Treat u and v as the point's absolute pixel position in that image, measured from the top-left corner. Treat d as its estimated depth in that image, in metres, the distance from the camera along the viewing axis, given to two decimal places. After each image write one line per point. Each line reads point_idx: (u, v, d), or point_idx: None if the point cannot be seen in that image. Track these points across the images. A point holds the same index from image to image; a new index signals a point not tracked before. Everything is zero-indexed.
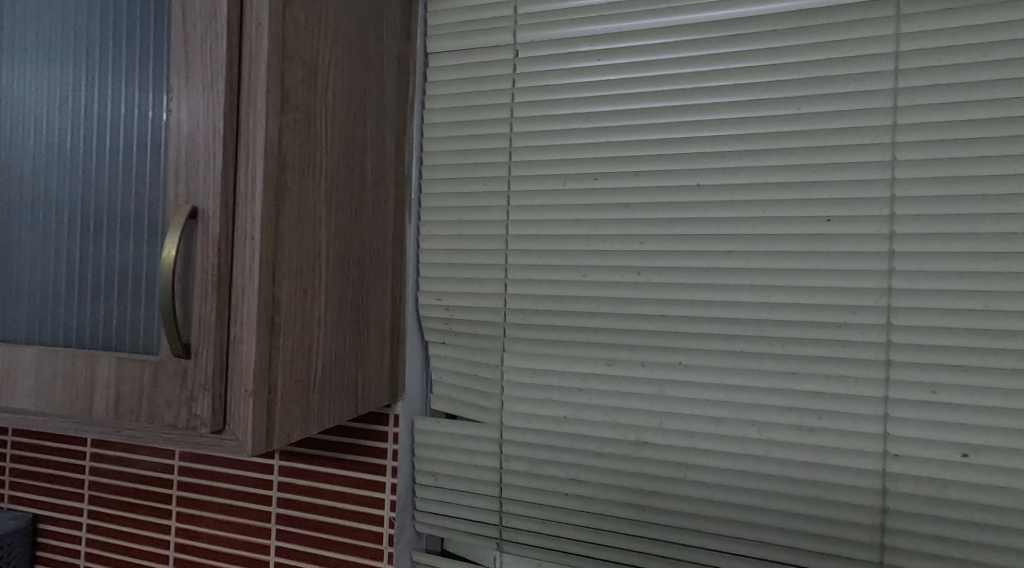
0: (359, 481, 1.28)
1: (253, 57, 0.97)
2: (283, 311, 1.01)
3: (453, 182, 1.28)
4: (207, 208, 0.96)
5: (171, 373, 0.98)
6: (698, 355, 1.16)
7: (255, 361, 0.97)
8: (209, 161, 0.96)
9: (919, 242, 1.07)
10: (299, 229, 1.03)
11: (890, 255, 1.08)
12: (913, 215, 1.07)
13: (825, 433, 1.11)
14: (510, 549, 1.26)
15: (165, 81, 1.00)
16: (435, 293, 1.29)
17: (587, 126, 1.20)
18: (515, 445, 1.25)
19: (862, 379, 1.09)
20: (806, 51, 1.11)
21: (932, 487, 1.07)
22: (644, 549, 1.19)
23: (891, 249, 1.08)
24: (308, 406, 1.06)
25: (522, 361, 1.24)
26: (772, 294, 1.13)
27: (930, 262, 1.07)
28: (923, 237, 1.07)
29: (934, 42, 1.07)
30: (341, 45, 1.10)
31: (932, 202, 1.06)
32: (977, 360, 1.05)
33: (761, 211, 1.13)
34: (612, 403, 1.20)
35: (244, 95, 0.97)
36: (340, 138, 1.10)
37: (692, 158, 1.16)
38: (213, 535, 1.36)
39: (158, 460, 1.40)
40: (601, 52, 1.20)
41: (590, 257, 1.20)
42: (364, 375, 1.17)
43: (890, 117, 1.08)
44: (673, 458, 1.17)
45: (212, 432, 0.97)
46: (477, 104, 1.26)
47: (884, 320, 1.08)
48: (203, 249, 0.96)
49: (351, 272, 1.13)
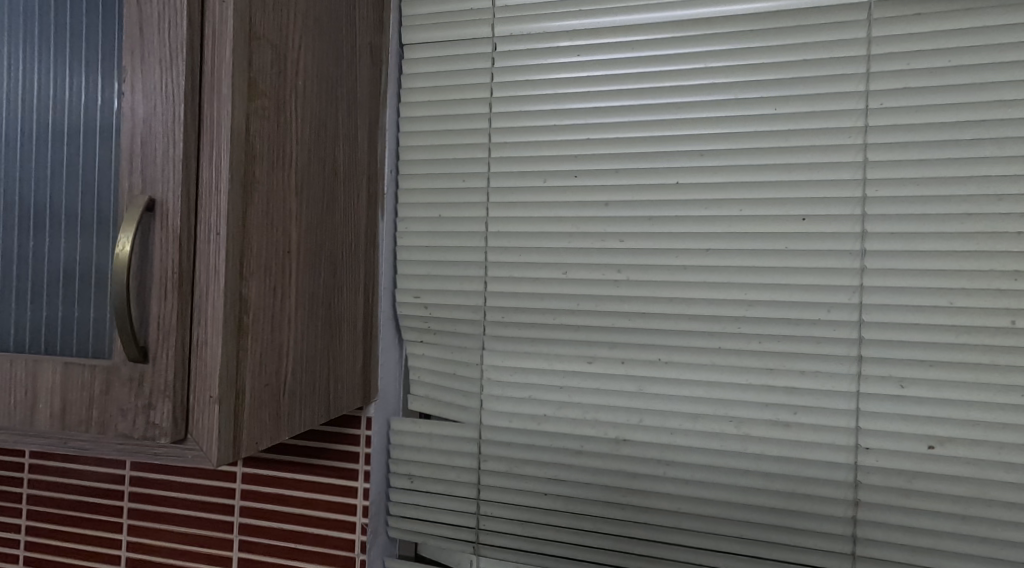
0: (328, 487, 1.23)
1: (217, 38, 0.91)
2: (251, 312, 0.95)
3: (427, 175, 1.22)
4: (166, 200, 0.90)
5: (126, 379, 0.91)
6: (678, 353, 1.11)
7: (222, 364, 0.91)
8: (168, 149, 0.90)
9: (893, 242, 1.03)
10: (268, 222, 0.97)
11: (862, 254, 1.04)
12: (890, 215, 1.03)
13: (802, 428, 1.07)
14: (487, 553, 1.21)
15: (116, 66, 0.93)
16: (411, 292, 1.23)
17: (564, 123, 1.15)
18: (492, 445, 1.20)
19: (837, 375, 1.05)
20: (789, 48, 1.07)
21: (923, 489, 1.03)
22: (625, 548, 1.14)
23: (863, 248, 1.04)
24: (278, 411, 1.00)
25: (500, 360, 1.19)
26: (751, 292, 1.08)
27: (910, 264, 1.03)
28: (895, 237, 1.03)
29: (918, 43, 1.03)
30: (312, 29, 1.04)
31: (910, 201, 1.03)
32: (963, 364, 1.01)
33: (737, 210, 1.09)
34: (593, 401, 1.15)
35: (207, 79, 0.91)
36: (311, 128, 1.04)
37: (672, 156, 1.11)
38: (170, 549, 1.30)
39: (106, 471, 1.32)
40: (582, 48, 1.15)
41: (570, 254, 1.15)
42: (336, 376, 1.12)
43: (861, 118, 1.04)
44: (655, 458, 1.12)
45: (173, 442, 0.91)
46: (453, 97, 1.21)
47: (857, 318, 1.04)
48: (162, 245, 0.90)
49: (323, 269, 1.07)
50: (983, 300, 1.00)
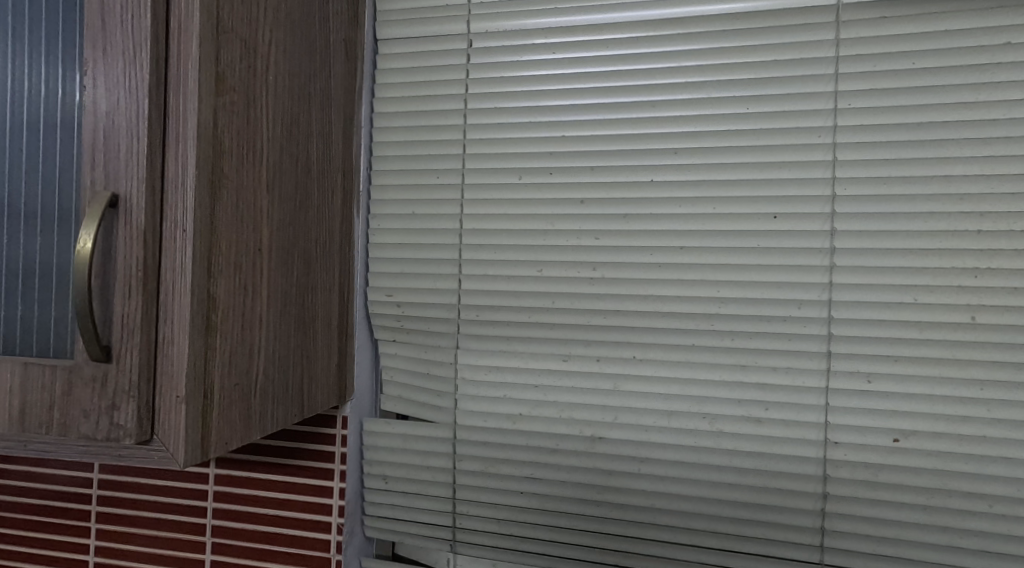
0: (302, 487, 1.21)
1: (183, 31, 0.89)
2: (220, 310, 0.94)
3: (400, 171, 1.20)
4: (130, 196, 0.88)
5: (88, 380, 0.90)
6: (652, 350, 1.10)
7: (189, 363, 0.90)
8: (132, 144, 0.88)
9: (862, 240, 1.03)
10: (237, 219, 0.95)
11: (832, 252, 1.04)
12: (859, 214, 1.03)
13: (773, 424, 1.07)
14: (463, 551, 1.20)
15: (77, 56, 0.91)
16: (384, 290, 1.21)
17: (539, 120, 1.14)
18: (467, 444, 1.18)
19: (807, 371, 1.05)
20: (761, 48, 1.07)
21: (895, 483, 1.03)
22: (602, 544, 1.14)
23: (833, 246, 1.04)
24: (248, 411, 0.98)
25: (475, 359, 1.18)
26: (724, 289, 1.08)
27: (880, 261, 1.03)
28: (866, 235, 1.03)
29: (892, 42, 1.03)
30: (283, 24, 1.02)
31: (881, 200, 1.03)
32: (937, 362, 1.01)
33: (710, 208, 1.08)
34: (568, 399, 1.14)
35: (172, 73, 0.89)
36: (284, 125, 1.03)
37: (647, 154, 1.10)
38: (139, 553, 1.27)
39: (73, 474, 1.30)
40: (557, 46, 1.14)
41: (545, 252, 1.14)
42: (310, 375, 1.10)
43: (830, 118, 1.04)
44: (631, 455, 1.12)
45: (138, 443, 0.90)
46: (428, 93, 1.19)
47: (827, 314, 1.04)
48: (126, 241, 0.89)
49: (295, 267, 1.06)
50: (955, 299, 1.01)
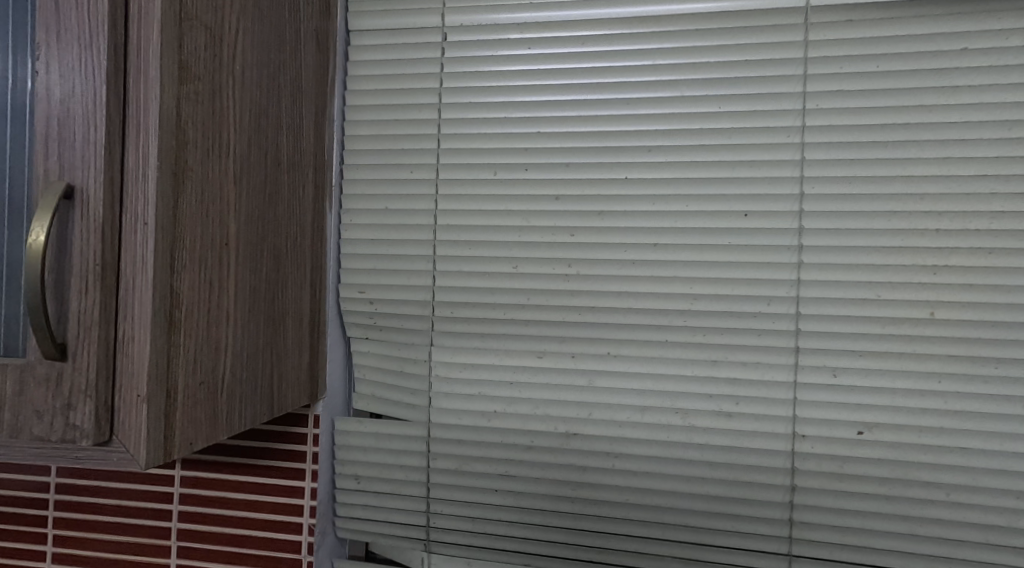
0: (272, 488, 1.19)
1: (143, 19, 0.86)
2: (184, 307, 0.91)
3: (371, 166, 1.17)
4: (86, 187, 0.85)
5: (41, 378, 0.86)
6: (627, 346, 1.09)
7: (150, 360, 0.87)
8: (88, 134, 0.85)
9: (829, 238, 1.02)
10: (202, 213, 0.93)
11: (798, 249, 1.03)
12: (826, 213, 1.02)
13: (743, 418, 1.06)
14: (437, 549, 1.18)
15: (29, 42, 0.88)
16: (357, 286, 1.19)
17: (514, 115, 1.12)
18: (440, 442, 1.16)
19: (775, 366, 1.04)
20: (734, 45, 1.05)
21: (870, 480, 1.02)
22: (576, 541, 1.12)
23: (800, 244, 1.03)
24: (214, 411, 0.96)
25: (449, 356, 1.15)
26: (696, 286, 1.06)
27: (845, 258, 1.02)
28: (832, 233, 1.02)
29: (868, 39, 1.02)
30: (251, 14, 0.99)
31: (848, 199, 1.02)
32: (915, 361, 1.00)
33: (683, 205, 1.07)
34: (543, 396, 1.12)
35: (132, 60, 0.86)
36: (252, 118, 1.00)
37: (622, 151, 1.08)
38: (100, 559, 1.23)
39: (30, 478, 1.26)
40: (533, 41, 1.12)
41: (516, 250, 1.12)
42: (280, 372, 1.07)
43: (798, 118, 1.03)
44: (606, 450, 1.10)
45: (97, 444, 0.87)
46: (401, 87, 1.16)
47: (794, 311, 1.03)
48: (82, 236, 0.86)
49: (264, 262, 1.03)
50: (932, 297, 1.00)
